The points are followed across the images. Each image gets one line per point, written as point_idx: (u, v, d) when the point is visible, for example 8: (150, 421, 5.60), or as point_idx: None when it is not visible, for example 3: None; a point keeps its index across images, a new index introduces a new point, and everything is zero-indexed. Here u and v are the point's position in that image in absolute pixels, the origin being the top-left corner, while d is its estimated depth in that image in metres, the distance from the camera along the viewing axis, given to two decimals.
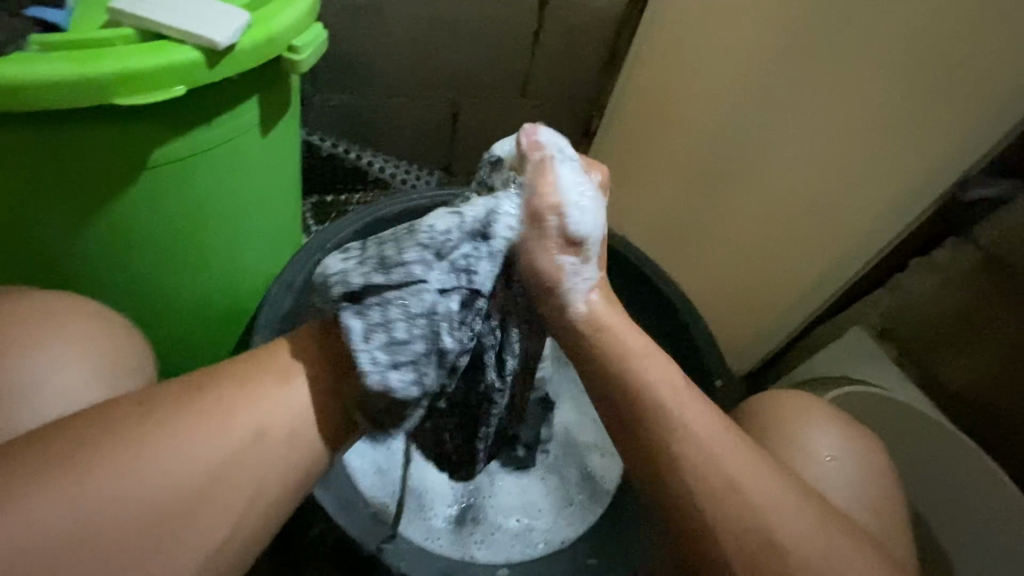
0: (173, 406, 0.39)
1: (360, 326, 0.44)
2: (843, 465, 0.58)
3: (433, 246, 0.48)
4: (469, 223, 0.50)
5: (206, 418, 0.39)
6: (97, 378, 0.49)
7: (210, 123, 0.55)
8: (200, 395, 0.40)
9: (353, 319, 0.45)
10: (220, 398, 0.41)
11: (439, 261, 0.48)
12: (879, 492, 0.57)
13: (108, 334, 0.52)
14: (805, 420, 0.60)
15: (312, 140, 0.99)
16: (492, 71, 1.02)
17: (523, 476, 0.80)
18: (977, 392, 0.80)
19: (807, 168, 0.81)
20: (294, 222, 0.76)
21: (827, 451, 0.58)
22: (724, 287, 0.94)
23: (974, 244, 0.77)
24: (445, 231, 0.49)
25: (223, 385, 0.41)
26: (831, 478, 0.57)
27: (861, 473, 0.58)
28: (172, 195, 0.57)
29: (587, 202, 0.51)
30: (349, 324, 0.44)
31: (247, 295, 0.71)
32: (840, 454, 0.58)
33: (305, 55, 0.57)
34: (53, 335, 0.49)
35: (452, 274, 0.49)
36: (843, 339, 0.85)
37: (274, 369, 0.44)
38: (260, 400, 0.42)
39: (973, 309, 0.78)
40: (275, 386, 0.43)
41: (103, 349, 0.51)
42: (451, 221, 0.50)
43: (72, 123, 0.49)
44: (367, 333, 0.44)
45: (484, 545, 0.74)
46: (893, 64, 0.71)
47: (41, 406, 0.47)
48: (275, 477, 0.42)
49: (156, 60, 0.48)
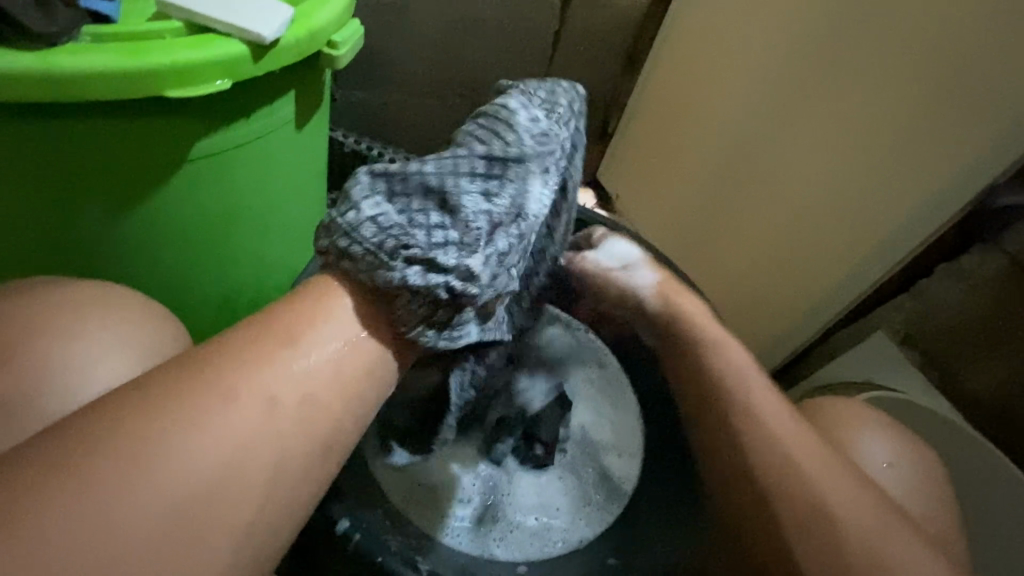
0: (181, 382, 0.35)
1: (437, 264, 0.43)
2: (900, 472, 0.58)
3: (470, 181, 0.48)
4: (484, 151, 0.50)
5: (222, 393, 0.36)
6: (132, 366, 0.49)
7: (249, 117, 0.56)
8: (213, 369, 0.37)
9: (425, 260, 0.43)
10: (230, 372, 0.37)
11: (481, 192, 0.48)
12: (918, 497, 0.57)
13: (144, 319, 0.52)
14: (843, 424, 0.61)
15: (335, 136, 0.99)
16: (514, 71, 1.02)
17: (541, 475, 0.79)
18: (999, 399, 0.80)
19: (832, 173, 0.81)
20: (319, 219, 0.76)
21: (884, 459, 0.59)
22: (748, 290, 0.94)
23: (1003, 250, 0.77)
24: (467, 166, 0.49)
25: (234, 357, 0.37)
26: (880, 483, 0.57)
27: (901, 477, 0.58)
28: (209, 187, 0.58)
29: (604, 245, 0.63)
30: (421, 265, 0.43)
31: (272, 289, 0.71)
32: (896, 461, 0.59)
33: (343, 50, 0.58)
34: (92, 324, 0.49)
35: (492, 201, 0.48)
36: (867, 345, 0.84)
37: (283, 336, 0.40)
38: (274, 380, 0.38)
39: (1000, 315, 0.78)
40: (287, 358, 0.39)
41: (139, 334, 0.50)
42: (466, 158, 0.49)
43: (119, 114, 0.50)
44: (441, 264, 0.44)
45: (503, 543, 0.73)
46: (922, 71, 0.71)
47: (81, 395, 0.46)
48: (316, 471, 0.39)
49: (203, 53, 0.48)
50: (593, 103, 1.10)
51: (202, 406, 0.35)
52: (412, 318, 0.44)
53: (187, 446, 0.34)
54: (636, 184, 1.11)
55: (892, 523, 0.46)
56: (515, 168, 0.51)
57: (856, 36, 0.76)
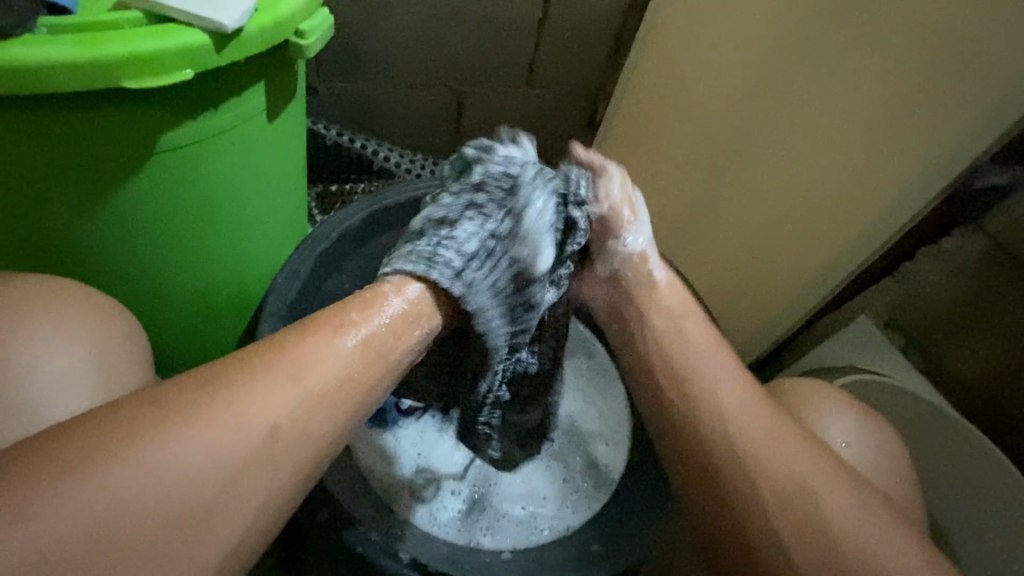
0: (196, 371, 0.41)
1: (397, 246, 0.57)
2: (860, 452, 0.59)
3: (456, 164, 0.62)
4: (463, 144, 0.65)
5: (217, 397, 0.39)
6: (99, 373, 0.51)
7: (218, 108, 0.55)
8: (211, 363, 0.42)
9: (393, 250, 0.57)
10: None
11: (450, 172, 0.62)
12: (878, 476, 0.58)
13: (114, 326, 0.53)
14: (812, 407, 0.62)
15: (316, 130, 0.98)
16: (493, 59, 1.01)
17: (527, 464, 0.81)
18: (982, 381, 0.80)
19: (811, 160, 0.81)
20: (300, 215, 0.76)
21: (843, 438, 0.59)
22: (733, 277, 0.93)
23: (983, 232, 0.76)
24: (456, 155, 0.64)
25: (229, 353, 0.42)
26: None
27: (857, 458, 0.58)
28: (182, 181, 0.57)
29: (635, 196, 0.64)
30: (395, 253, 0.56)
31: (254, 283, 0.72)
32: (854, 440, 0.59)
33: (312, 40, 0.58)
34: (69, 329, 0.51)
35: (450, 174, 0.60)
36: (849, 329, 0.84)
37: (277, 348, 0.43)
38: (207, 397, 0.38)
39: (981, 297, 0.78)
40: (275, 371, 0.42)
41: (111, 340, 0.52)
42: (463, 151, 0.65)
43: (81, 108, 0.50)
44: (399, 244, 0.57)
45: (490, 532, 0.73)
46: (896, 56, 0.71)
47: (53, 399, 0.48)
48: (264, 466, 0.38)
49: (164, 43, 0.48)
50: (577, 93, 1.10)
51: (209, 388, 0.39)
52: (444, 274, 0.52)
53: (198, 430, 0.38)
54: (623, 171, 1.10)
55: (848, 499, 0.47)
56: (470, 146, 0.60)
57: (833, 22, 0.76)
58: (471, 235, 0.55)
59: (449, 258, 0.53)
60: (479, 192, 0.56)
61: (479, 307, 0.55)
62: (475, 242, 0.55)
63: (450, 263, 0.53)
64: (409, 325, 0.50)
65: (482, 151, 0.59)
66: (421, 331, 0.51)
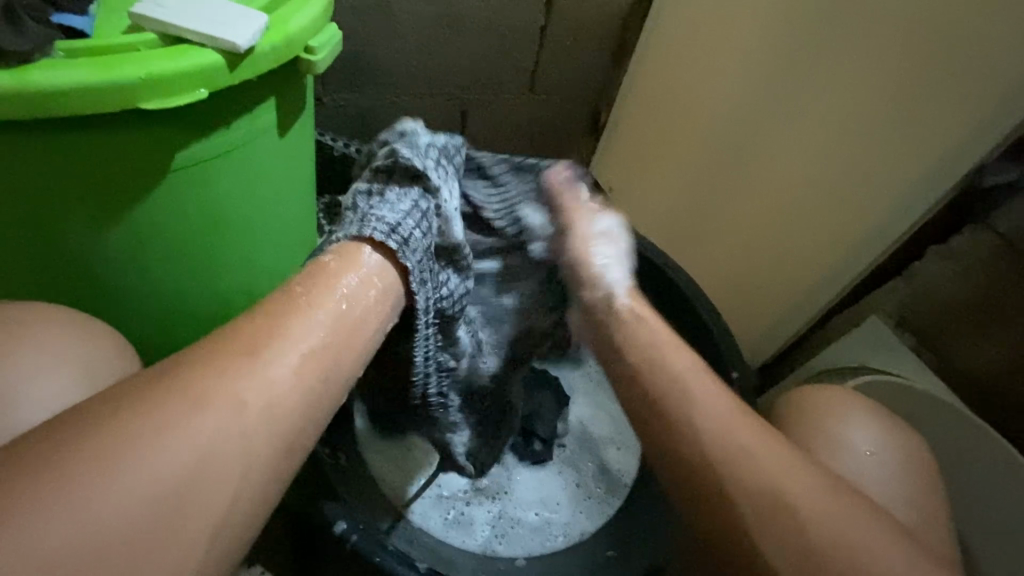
0: (199, 374, 0.39)
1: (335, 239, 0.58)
2: (869, 453, 0.58)
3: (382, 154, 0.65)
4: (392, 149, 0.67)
5: None
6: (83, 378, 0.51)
7: (229, 126, 0.56)
8: (216, 366, 0.40)
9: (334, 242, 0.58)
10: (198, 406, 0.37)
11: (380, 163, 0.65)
12: (892, 476, 0.57)
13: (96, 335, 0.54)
14: (837, 413, 0.61)
15: (323, 140, 0.98)
16: (497, 67, 1.02)
17: (540, 470, 0.80)
18: (994, 380, 0.80)
19: (818, 160, 0.81)
20: (310, 226, 0.77)
21: (856, 441, 0.59)
22: (742, 278, 0.93)
23: (993, 230, 0.76)
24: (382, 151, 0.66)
25: (236, 356, 0.41)
26: (852, 467, 0.57)
27: (870, 459, 0.58)
28: (194, 197, 0.58)
29: (611, 248, 0.64)
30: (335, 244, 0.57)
31: (265, 296, 0.72)
32: (882, 447, 0.59)
33: (321, 55, 0.58)
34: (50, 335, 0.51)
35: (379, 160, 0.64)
36: (860, 330, 0.84)
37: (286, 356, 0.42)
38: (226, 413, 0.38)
39: (992, 295, 0.78)
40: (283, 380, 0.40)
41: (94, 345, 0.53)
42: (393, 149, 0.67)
43: (98, 129, 0.50)
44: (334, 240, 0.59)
45: (505, 540, 0.74)
46: (902, 55, 0.71)
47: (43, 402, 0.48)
48: None
49: (179, 64, 0.49)
50: (581, 98, 1.10)
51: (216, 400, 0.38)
52: (378, 230, 0.55)
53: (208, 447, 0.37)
54: (628, 174, 1.10)
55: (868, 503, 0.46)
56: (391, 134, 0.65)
57: (836, 23, 0.76)
58: (398, 205, 0.58)
59: (380, 218, 0.56)
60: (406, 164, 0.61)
61: (415, 263, 0.57)
62: (400, 208, 0.58)
63: (379, 223, 0.56)
64: (367, 290, 0.51)
65: (402, 134, 0.64)
66: (376, 292, 0.52)
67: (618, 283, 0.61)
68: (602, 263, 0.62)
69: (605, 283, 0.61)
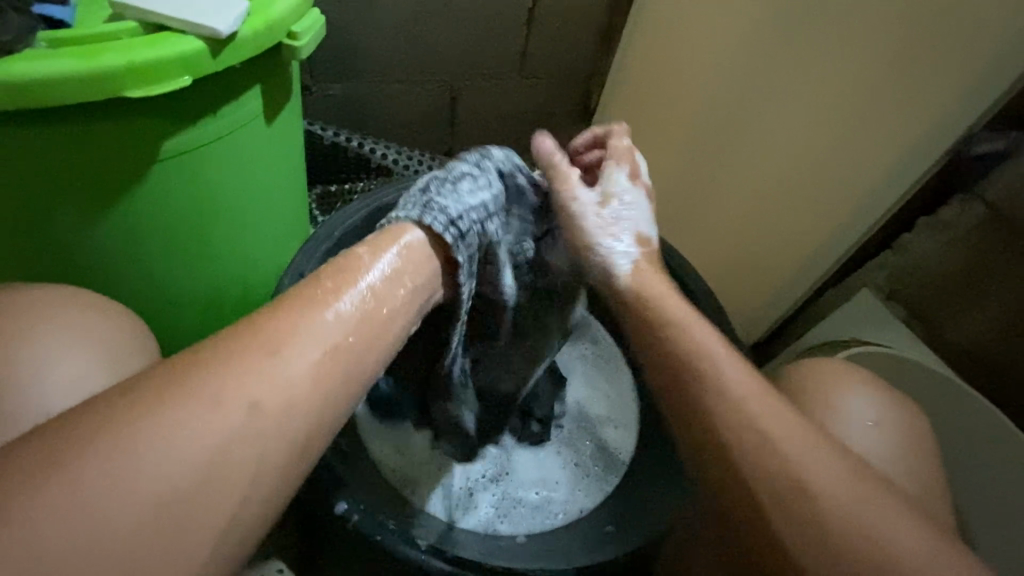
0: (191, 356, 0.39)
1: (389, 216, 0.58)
2: (860, 422, 0.59)
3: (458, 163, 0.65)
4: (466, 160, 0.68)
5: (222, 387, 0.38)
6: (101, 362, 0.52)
7: (215, 113, 0.56)
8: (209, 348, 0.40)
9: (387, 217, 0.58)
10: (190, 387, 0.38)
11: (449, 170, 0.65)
12: (881, 442, 0.58)
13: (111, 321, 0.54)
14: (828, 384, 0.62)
15: (312, 130, 0.98)
16: (485, 51, 1.01)
17: (539, 451, 0.82)
18: (985, 348, 0.81)
19: (807, 135, 0.81)
20: (303, 216, 0.77)
21: (845, 410, 0.60)
22: (734, 256, 0.93)
23: (981, 199, 0.76)
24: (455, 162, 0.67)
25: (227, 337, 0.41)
26: (842, 435, 0.58)
27: (861, 428, 0.59)
28: (184, 186, 0.58)
29: (630, 209, 0.63)
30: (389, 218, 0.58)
31: (260, 284, 0.73)
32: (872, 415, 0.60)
33: (304, 40, 0.58)
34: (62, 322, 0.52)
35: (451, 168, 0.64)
36: (852, 304, 0.85)
37: (279, 337, 0.42)
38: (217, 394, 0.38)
39: (980, 264, 0.78)
40: (272, 362, 0.40)
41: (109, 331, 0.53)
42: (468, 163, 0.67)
43: (84, 119, 0.51)
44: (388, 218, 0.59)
45: (506, 519, 0.75)
46: (887, 26, 0.71)
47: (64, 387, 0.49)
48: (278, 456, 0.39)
49: (161, 51, 0.49)
50: (570, 81, 1.10)
51: (208, 385, 0.38)
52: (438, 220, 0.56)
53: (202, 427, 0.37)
54: None
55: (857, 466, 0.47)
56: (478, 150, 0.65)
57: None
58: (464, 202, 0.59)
59: (442, 209, 0.56)
60: (484, 180, 0.61)
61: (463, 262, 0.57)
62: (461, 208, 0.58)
63: (440, 215, 0.56)
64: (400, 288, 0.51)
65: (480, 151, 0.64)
66: (404, 291, 0.51)
67: (621, 257, 0.60)
68: (601, 222, 0.62)
69: (600, 249, 0.60)
